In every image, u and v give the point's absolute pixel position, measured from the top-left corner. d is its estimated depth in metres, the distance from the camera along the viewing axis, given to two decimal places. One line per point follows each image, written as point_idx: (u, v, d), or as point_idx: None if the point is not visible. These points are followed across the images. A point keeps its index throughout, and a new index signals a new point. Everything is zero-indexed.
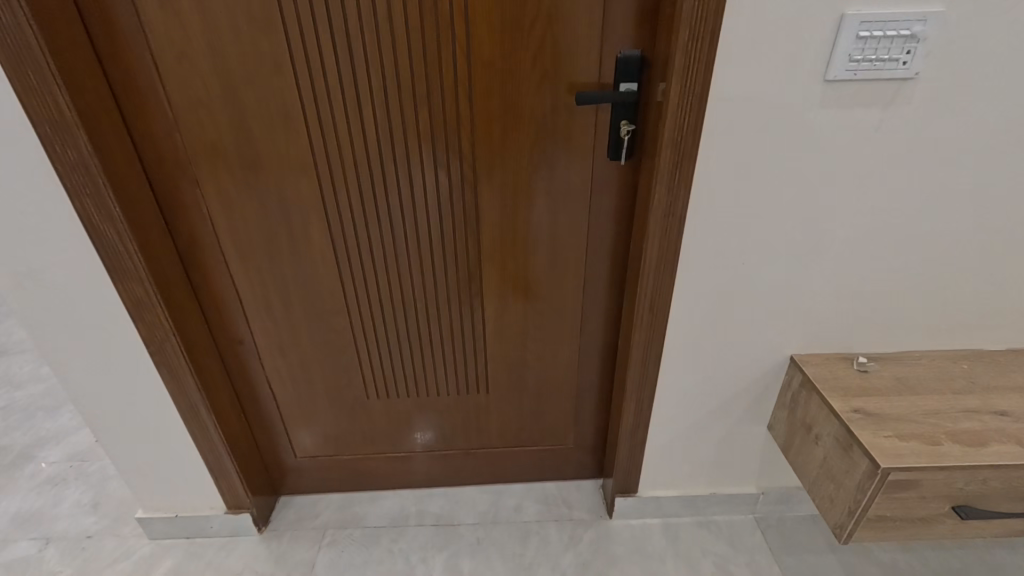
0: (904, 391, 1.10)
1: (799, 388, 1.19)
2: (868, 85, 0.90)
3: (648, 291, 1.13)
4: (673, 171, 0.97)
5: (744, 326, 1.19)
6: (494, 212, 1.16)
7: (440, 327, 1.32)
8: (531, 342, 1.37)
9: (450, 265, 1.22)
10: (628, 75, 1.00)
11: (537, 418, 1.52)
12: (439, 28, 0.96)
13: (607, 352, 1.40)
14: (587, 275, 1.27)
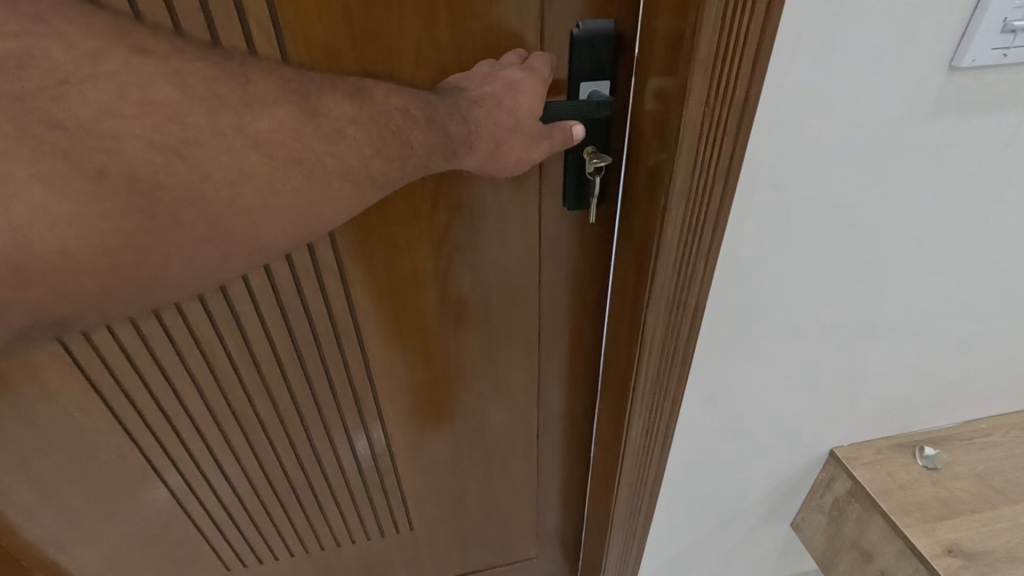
0: (996, 502, 0.79)
1: (850, 499, 0.84)
2: (1015, 72, 0.52)
3: (642, 405, 0.72)
4: (682, 245, 0.55)
5: (776, 427, 0.82)
6: (387, 296, 0.71)
7: (327, 453, 0.88)
8: (466, 460, 0.95)
9: (324, 381, 0.77)
10: (595, 68, 0.56)
11: (483, 538, 1.10)
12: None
13: (578, 457, 1.00)
14: (544, 369, 0.85)
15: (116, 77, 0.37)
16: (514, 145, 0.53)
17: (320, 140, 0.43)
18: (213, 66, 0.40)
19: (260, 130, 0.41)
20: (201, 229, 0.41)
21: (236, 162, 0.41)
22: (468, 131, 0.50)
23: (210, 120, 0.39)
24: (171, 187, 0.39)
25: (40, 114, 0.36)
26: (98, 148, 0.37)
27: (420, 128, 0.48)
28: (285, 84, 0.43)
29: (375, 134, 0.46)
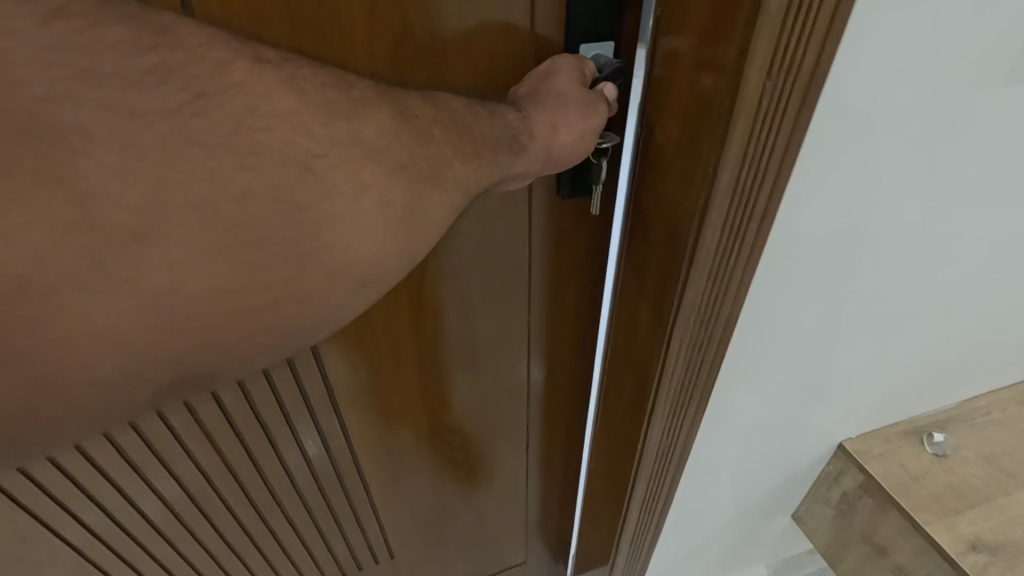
0: (1007, 485, 0.77)
1: (861, 495, 0.81)
2: None
3: (662, 418, 0.66)
4: (723, 241, 0.47)
5: (790, 423, 0.77)
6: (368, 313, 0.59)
7: (297, 495, 0.75)
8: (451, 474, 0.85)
9: (290, 410, 0.65)
10: (597, 26, 0.47)
11: (468, 554, 1.00)
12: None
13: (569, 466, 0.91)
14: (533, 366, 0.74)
15: (244, 88, 0.32)
16: (559, 149, 0.46)
17: (415, 141, 0.38)
18: (321, 74, 0.36)
19: (370, 136, 0.36)
20: (328, 264, 0.35)
21: (355, 172, 0.36)
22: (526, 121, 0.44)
23: (329, 129, 0.35)
24: (317, 209, 0.34)
25: (179, 127, 0.30)
26: (239, 164, 0.31)
27: (482, 124, 0.42)
28: (377, 88, 0.38)
29: (453, 133, 0.41)
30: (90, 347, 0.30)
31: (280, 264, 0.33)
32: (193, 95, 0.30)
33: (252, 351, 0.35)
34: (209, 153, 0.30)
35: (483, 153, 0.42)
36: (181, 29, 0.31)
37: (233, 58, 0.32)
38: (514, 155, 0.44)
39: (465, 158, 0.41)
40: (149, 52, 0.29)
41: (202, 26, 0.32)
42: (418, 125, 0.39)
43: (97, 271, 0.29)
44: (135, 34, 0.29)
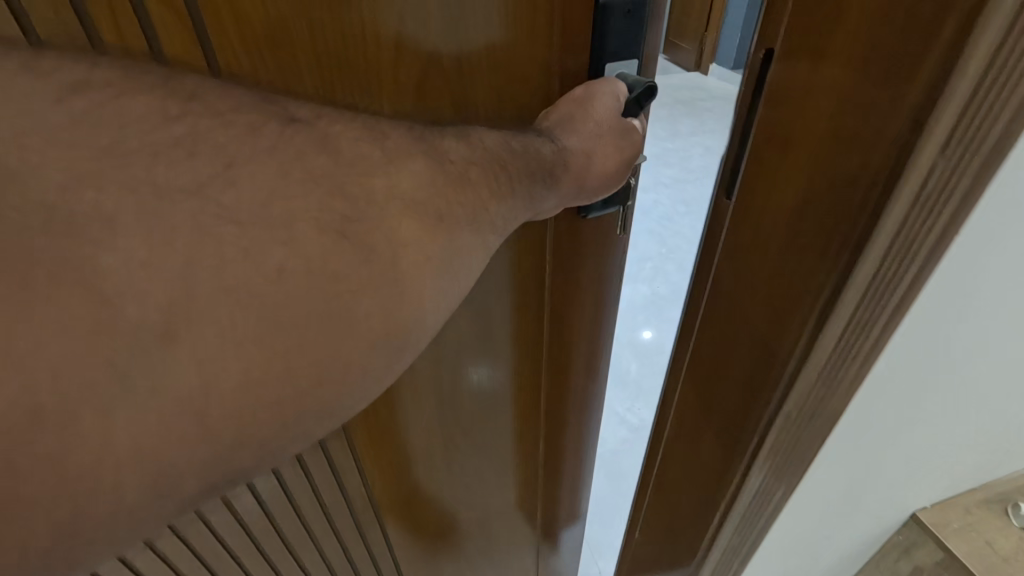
0: None
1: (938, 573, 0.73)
2: None
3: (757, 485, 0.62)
4: (853, 326, 0.44)
5: (893, 499, 0.69)
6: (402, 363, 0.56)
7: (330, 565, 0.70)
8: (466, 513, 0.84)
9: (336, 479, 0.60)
10: (626, 46, 0.46)
11: None
12: (164, 47, 0.36)
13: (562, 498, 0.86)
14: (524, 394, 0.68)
15: (276, 152, 0.30)
16: (596, 178, 0.46)
17: (452, 188, 0.38)
18: (354, 127, 0.35)
19: (405, 189, 0.35)
20: (377, 330, 0.32)
21: (394, 231, 0.33)
22: (560, 154, 0.44)
23: (365, 188, 0.33)
24: (357, 277, 0.31)
25: (209, 203, 0.27)
26: (272, 238, 0.29)
27: (517, 161, 0.41)
28: (410, 135, 0.38)
29: (492, 176, 0.39)
30: (111, 481, 0.25)
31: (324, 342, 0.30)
32: (222, 167, 0.28)
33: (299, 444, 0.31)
34: (242, 229, 0.28)
35: (520, 190, 0.41)
36: (210, 96, 0.30)
37: (263, 121, 0.30)
38: (547, 190, 0.43)
39: (506, 199, 0.40)
40: (176, 123, 0.28)
41: (230, 90, 0.31)
42: (455, 171, 0.38)
43: (119, 386, 0.24)
44: (161, 104, 0.28)
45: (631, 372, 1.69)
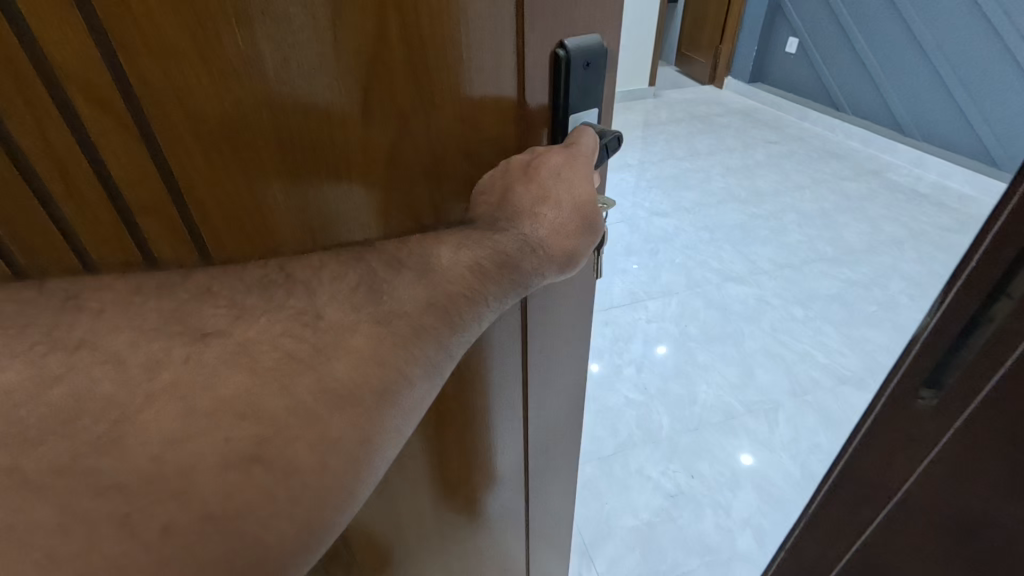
0: None
1: None
2: None
3: None
4: None
5: None
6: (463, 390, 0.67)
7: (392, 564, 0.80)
8: (468, 559, 0.91)
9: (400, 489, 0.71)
10: (582, 90, 0.50)
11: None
12: (149, 239, 0.40)
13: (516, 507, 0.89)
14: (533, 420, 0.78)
15: (177, 387, 0.31)
16: (583, 249, 0.51)
17: (398, 352, 0.38)
18: (283, 318, 0.35)
19: (339, 376, 0.35)
20: (300, 527, 0.33)
21: (323, 431, 0.34)
22: (540, 258, 0.47)
23: (288, 397, 0.34)
24: (272, 497, 0.32)
25: (90, 477, 0.28)
26: (169, 494, 0.30)
27: (494, 280, 0.44)
28: (353, 296, 0.38)
29: (447, 315, 0.41)
30: None
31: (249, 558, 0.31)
32: (111, 422, 0.30)
33: None
34: (131, 497, 0.29)
35: (492, 308, 0.45)
36: (105, 337, 0.31)
37: (167, 350, 0.32)
38: (521, 295, 0.48)
39: (470, 326, 0.43)
40: (56, 383, 0.29)
41: (132, 316, 0.32)
42: (405, 327, 0.38)
43: None
44: (39, 367, 0.29)
45: (663, 427, 1.82)
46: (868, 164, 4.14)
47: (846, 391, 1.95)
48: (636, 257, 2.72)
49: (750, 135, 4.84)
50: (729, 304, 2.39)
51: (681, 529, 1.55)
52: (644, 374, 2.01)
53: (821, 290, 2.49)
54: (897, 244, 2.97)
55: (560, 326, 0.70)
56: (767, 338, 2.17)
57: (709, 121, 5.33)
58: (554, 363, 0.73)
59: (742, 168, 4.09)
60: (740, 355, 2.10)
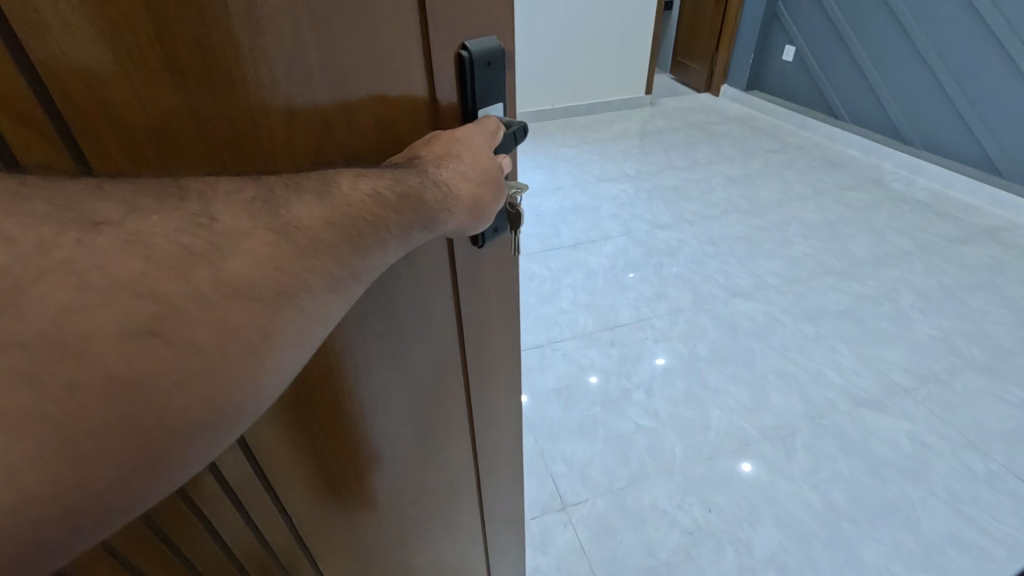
0: None
1: None
2: None
3: None
4: None
5: None
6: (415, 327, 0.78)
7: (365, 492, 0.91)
8: (456, 482, 1.08)
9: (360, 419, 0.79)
10: (487, 86, 0.61)
11: (496, 514, 1.25)
12: (18, 146, 0.40)
13: (458, 420, 0.97)
14: (478, 358, 0.91)
15: (69, 263, 0.34)
16: (486, 201, 0.59)
17: (299, 259, 0.42)
18: (176, 217, 0.38)
19: (235, 272, 0.39)
20: (202, 396, 0.38)
21: (222, 317, 0.38)
22: (444, 200, 0.54)
23: (184, 284, 0.37)
24: (169, 363, 0.36)
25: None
26: (64, 354, 0.33)
27: (397, 210, 0.48)
28: (253, 208, 0.41)
29: (348, 236, 0.45)
30: None
31: (150, 411, 0.36)
32: (7, 290, 0.33)
33: (151, 486, 0.38)
34: (26, 350, 0.33)
35: (397, 238, 0.49)
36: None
37: (58, 232, 0.35)
38: (428, 232, 0.53)
39: (375, 252, 0.47)
40: None
41: (18, 200, 0.35)
42: (301, 238, 0.42)
43: None
44: None
45: (677, 457, 2.09)
46: (869, 174, 4.51)
47: (863, 413, 2.26)
48: (640, 274, 3.19)
49: (747, 148, 5.06)
50: (739, 322, 2.78)
51: (704, 564, 1.76)
52: (653, 399, 2.33)
53: (829, 306, 2.88)
54: (904, 258, 3.32)
55: (491, 271, 0.83)
56: (774, 360, 2.52)
57: (709, 129, 5.51)
58: (482, 277, 0.82)
59: (743, 179, 4.41)
60: (752, 378, 2.43)
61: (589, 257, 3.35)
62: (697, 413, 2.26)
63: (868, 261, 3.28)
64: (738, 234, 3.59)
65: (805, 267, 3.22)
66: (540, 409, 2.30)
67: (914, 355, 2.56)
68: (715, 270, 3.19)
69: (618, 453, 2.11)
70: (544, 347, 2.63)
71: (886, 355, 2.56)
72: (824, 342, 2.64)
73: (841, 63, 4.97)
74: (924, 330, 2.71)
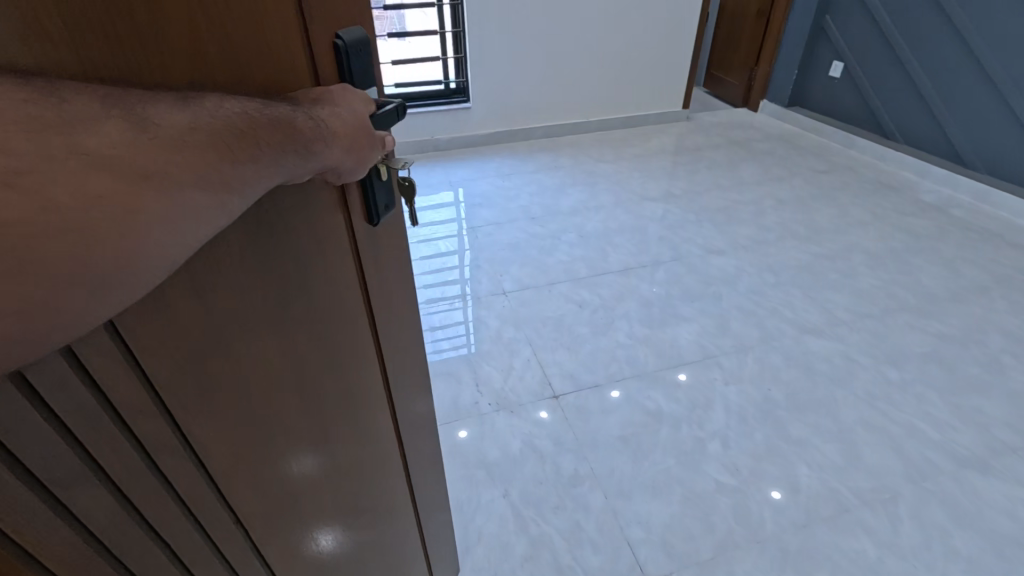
0: None
1: None
2: None
3: None
4: None
5: None
6: (327, 270, 0.87)
7: (307, 434, 0.95)
8: (379, 427, 1.18)
9: (290, 353, 0.86)
10: (359, 75, 0.79)
11: (414, 463, 1.40)
12: None
13: (372, 365, 1.09)
14: (384, 305, 1.06)
15: None
16: (365, 153, 0.76)
17: (167, 148, 0.50)
18: (26, 93, 0.43)
19: (94, 149, 0.45)
20: (66, 247, 0.44)
21: (85, 186, 0.45)
22: (317, 130, 0.65)
23: (34, 148, 0.42)
24: (36, 217, 0.42)
25: None
26: None
27: (268, 129, 0.59)
28: (116, 106, 0.48)
29: (218, 138, 0.54)
30: None
31: (36, 251, 0.43)
32: None
33: (23, 322, 0.44)
34: None
35: (271, 154, 0.60)
36: None
37: None
38: (303, 158, 0.64)
39: (246, 163, 0.57)
40: None
41: None
42: (165, 130, 0.50)
43: None
44: None
45: (768, 525, 2.00)
46: (926, 198, 4.34)
47: (967, 475, 2.18)
48: (702, 304, 3.17)
49: (796, 168, 4.90)
50: (814, 362, 2.74)
51: None
52: (730, 451, 2.29)
53: (911, 348, 2.82)
54: (983, 292, 3.23)
55: (386, 225, 0.99)
56: (861, 410, 2.47)
57: (750, 146, 5.39)
58: (374, 237, 0.96)
59: (795, 202, 4.31)
60: (838, 430, 2.37)
61: (637, 280, 3.40)
62: (782, 469, 2.21)
63: (944, 296, 3.20)
64: (799, 264, 3.53)
65: (877, 301, 3.16)
66: (610, 460, 2.26)
67: (1016, 406, 2.48)
68: (780, 304, 3.16)
69: (699, 513, 2.05)
70: (603, 386, 2.62)
71: (987, 407, 2.48)
72: (910, 389, 2.58)
73: (897, 81, 4.79)
74: (1019, 378, 2.63)
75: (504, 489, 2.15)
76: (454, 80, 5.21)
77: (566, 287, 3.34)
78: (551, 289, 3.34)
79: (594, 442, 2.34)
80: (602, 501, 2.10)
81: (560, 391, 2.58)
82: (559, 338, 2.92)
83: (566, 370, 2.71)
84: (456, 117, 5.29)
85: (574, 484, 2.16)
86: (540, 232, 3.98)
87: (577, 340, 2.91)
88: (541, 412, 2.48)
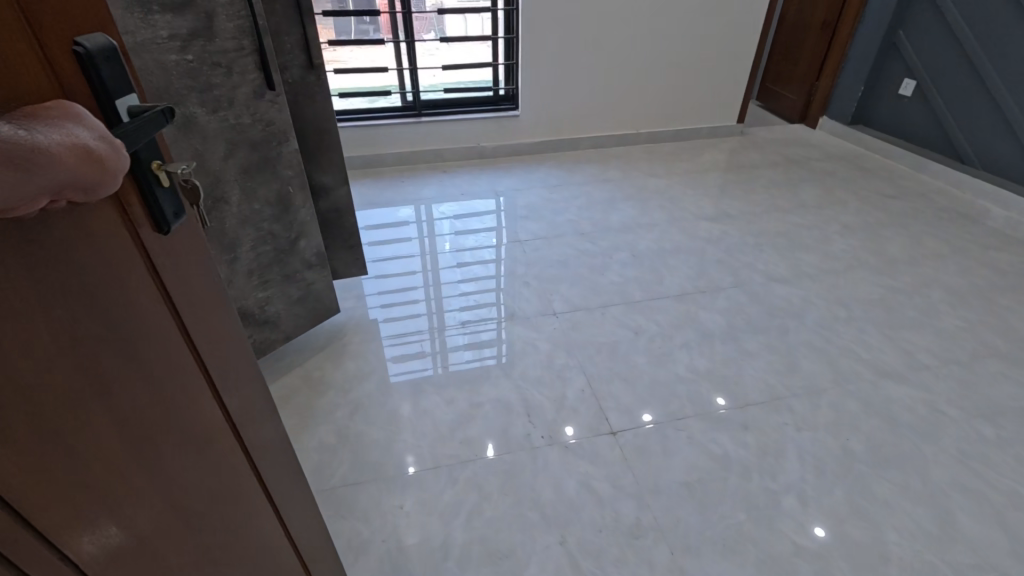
0: None
1: None
2: None
3: None
4: None
5: None
6: (120, 299, 0.78)
7: (148, 480, 0.85)
8: (234, 465, 1.09)
9: (105, 391, 0.77)
10: (117, 81, 0.73)
11: (283, 493, 1.31)
12: None
13: (207, 394, 0.99)
14: (208, 333, 0.98)
15: None
16: (111, 167, 0.65)
17: None
18: None
19: None
20: None
21: None
22: (38, 146, 0.56)
23: None
24: None
25: None
26: None
27: None
28: None
29: None
30: None
31: None
32: None
33: None
34: None
35: None
36: None
37: None
38: (30, 173, 0.55)
39: None
40: None
41: None
42: None
43: None
44: None
45: None
46: (1011, 231, 4.02)
47: None
48: (768, 338, 2.96)
49: (863, 191, 4.61)
50: (897, 412, 2.50)
51: None
52: (808, 509, 2.09)
53: (1008, 401, 2.56)
54: None
55: (187, 243, 0.91)
56: (954, 470, 2.23)
57: (812, 166, 5.12)
58: (173, 256, 0.88)
59: (865, 229, 4.04)
60: (928, 492, 2.14)
61: (696, 307, 3.21)
62: (870, 536, 1.99)
63: None
64: (872, 298, 3.28)
65: (962, 345, 2.90)
66: (674, 510, 2.09)
67: None
68: (854, 342, 2.92)
69: None
70: (665, 425, 2.44)
71: None
72: (1009, 449, 2.33)
73: (979, 100, 4.45)
74: None
75: (560, 536, 2.00)
76: (503, 86, 5.13)
77: (620, 310, 3.18)
78: (604, 312, 3.18)
79: (656, 488, 2.17)
80: (667, 558, 1.93)
81: (618, 428, 2.42)
82: (614, 368, 2.76)
83: (624, 405, 2.55)
84: (504, 124, 5.18)
85: (637, 537, 2.00)
86: (591, 249, 3.82)
87: (633, 371, 2.74)
88: (593, 449, 2.33)
